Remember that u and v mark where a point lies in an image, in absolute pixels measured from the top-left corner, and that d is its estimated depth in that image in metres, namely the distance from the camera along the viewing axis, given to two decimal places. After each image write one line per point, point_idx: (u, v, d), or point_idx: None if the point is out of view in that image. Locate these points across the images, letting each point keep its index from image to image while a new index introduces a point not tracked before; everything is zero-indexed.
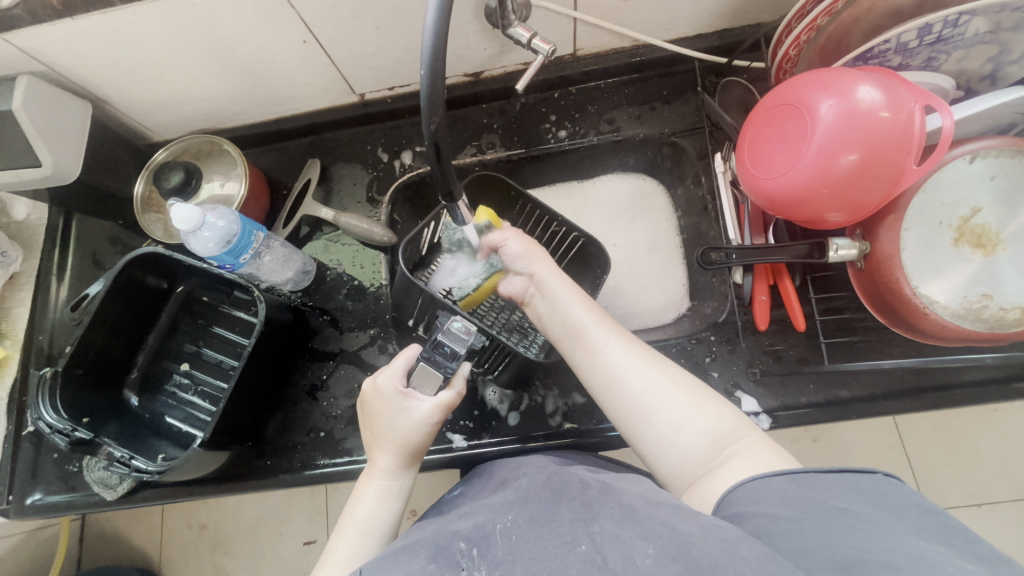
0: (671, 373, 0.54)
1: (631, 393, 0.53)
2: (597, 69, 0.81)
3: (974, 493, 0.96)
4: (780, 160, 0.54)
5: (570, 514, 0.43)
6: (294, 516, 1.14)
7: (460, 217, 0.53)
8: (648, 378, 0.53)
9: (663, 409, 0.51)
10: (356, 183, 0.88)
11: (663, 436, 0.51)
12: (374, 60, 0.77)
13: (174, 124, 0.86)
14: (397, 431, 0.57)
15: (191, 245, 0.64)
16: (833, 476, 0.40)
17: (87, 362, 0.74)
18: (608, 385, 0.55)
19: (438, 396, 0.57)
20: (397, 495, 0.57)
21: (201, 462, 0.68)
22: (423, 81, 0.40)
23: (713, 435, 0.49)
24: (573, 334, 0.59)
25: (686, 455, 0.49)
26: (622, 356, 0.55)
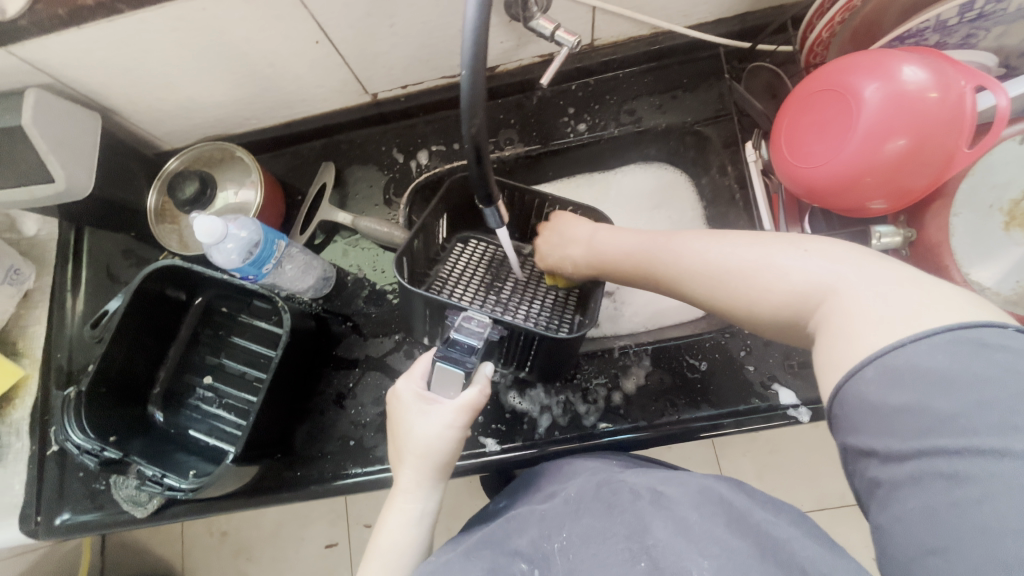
0: (757, 237, 0.50)
1: (709, 278, 0.51)
2: (616, 59, 0.79)
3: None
4: (820, 149, 0.53)
5: (625, 530, 0.44)
6: (316, 520, 1.14)
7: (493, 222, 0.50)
8: (734, 250, 0.50)
9: (749, 280, 0.48)
10: (373, 186, 0.87)
11: (761, 304, 0.48)
12: (387, 59, 0.75)
13: (183, 133, 0.84)
14: (416, 445, 0.52)
15: (213, 257, 0.62)
16: (922, 363, 0.35)
17: (110, 379, 0.72)
18: (691, 278, 0.54)
19: (461, 395, 0.53)
20: (420, 520, 0.52)
21: (236, 477, 0.67)
22: (464, 82, 0.38)
23: (810, 289, 0.44)
24: (646, 252, 0.58)
25: (784, 309, 0.46)
26: (695, 242, 0.54)
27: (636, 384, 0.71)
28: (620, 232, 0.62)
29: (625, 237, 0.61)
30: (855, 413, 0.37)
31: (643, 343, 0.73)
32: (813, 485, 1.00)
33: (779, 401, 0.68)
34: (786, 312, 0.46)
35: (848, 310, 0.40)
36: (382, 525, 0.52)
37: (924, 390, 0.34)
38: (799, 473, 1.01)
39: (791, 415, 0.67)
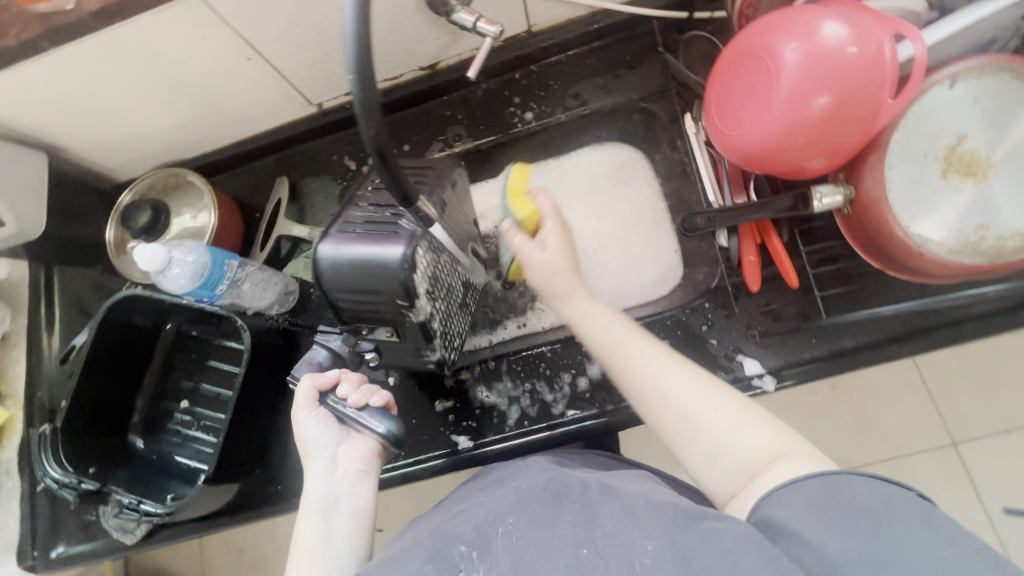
0: (718, 388, 0.51)
1: (671, 415, 0.50)
2: (556, 43, 0.78)
3: (999, 421, 0.97)
4: (748, 114, 0.52)
5: (572, 517, 0.43)
6: None
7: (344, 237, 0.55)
8: (696, 394, 0.50)
9: (712, 430, 0.48)
10: (328, 197, 0.87)
11: (713, 454, 0.48)
12: (324, 67, 0.75)
13: (136, 162, 0.85)
14: (304, 440, 0.61)
15: (165, 285, 0.63)
16: (862, 482, 0.40)
17: (84, 412, 0.73)
18: (642, 392, 0.53)
19: (297, 390, 0.61)
20: (314, 509, 0.56)
21: (213, 496, 0.68)
22: (352, 85, 0.38)
23: (768, 452, 0.46)
24: (610, 352, 0.55)
25: (730, 470, 0.47)
26: (658, 364, 0.53)
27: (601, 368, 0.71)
28: (588, 308, 0.58)
29: (589, 324, 0.58)
30: (783, 502, 0.41)
31: None
32: None
33: (743, 371, 0.67)
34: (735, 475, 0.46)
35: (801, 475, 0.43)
36: (297, 527, 0.56)
37: (844, 503, 0.39)
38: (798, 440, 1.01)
39: (756, 385, 0.66)
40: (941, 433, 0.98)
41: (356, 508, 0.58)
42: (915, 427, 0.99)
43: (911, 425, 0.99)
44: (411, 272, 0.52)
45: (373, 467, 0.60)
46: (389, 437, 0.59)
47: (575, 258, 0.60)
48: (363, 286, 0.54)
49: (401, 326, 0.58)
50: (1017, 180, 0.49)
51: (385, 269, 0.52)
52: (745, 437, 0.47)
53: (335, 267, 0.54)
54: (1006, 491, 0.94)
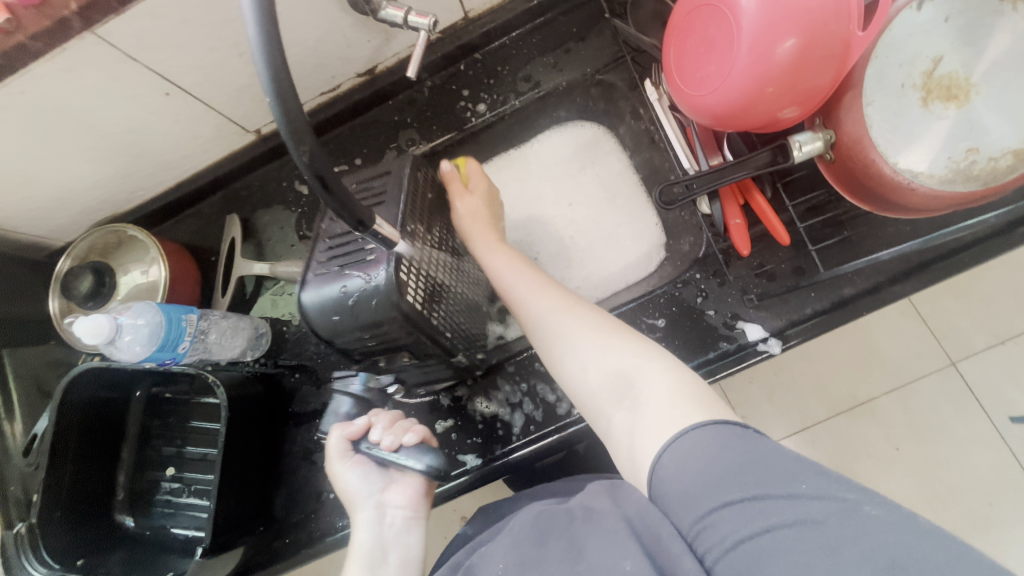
0: (600, 320, 0.53)
1: (547, 332, 0.54)
2: (497, 26, 0.74)
3: (996, 332, 0.97)
4: (712, 71, 0.49)
5: (558, 553, 0.40)
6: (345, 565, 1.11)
7: (323, 282, 0.50)
8: (575, 324, 0.53)
9: (581, 346, 0.51)
10: (284, 227, 0.80)
11: (581, 365, 0.51)
12: (254, 91, 0.69)
13: (72, 224, 0.78)
14: (346, 491, 0.59)
15: (118, 356, 0.58)
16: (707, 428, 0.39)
17: (63, 501, 0.68)
18: (531, 328, 0.57)
19: (330, 442, 0.61)
20: (360, 561, 0.55)
21: (217, 566, 0.63)
22: (273, 108, 0.33)
23: (631, 365, 0.48)
24: (511, 295, 0.59)
25: (606, 385, 0.49)
26: (540, 295, 0.57)
27: None
28: (494, 251, 0.62)
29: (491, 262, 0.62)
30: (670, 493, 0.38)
31: None
32: (822, 395, 0.99)
33: (747, 338, 0.64)
34: (596, 386, 0.50)
35: (657, 382, 0.45)
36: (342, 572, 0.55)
37: (718, 467, 0.36)
38: (807, 387, 1.00)
39: (763, 349, 0.63)
40: (940, 354, 0.98)
41: (406, 558, 0.57)
42: (914, 353, 0.98)
43: (910, 353, 0.99)
44: (403, 292, 0.48)
45: (419, 513, 0.59)
46: (430, 473, 0.57)
47: (491, 215, 0.66)
48: (363, 319, 0.49)
49: (416, 346, 0.54)
50: (1002, 94, 0.46)
51: (379, 299, 0.48)
52: (612, 357, 0.49)
53: (323, 311, 0.50)
54: (1012, 400, 0.95)
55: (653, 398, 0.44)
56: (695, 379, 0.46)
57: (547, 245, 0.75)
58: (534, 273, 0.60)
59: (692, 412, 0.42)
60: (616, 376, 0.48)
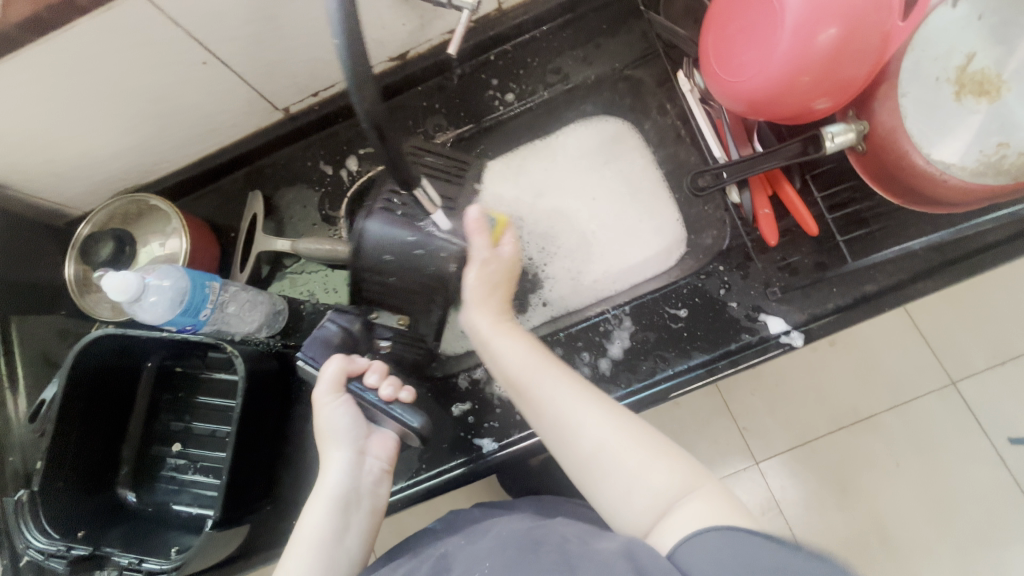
0: (625, 427, 0.49)
1: (585, 449, 0.49)
2: (530, 18, 0.75)
3: (996, 352, 0.98)
4: (751, 57, 0.50)
5: (548, 563, 0.42)
6: None
7: (387, 219, 0.59)
8: (602, 436, 0.49)
9: (624, 474, 0.47)
10: (307, 205, 0.80)
11: (621, 494, 0.47)
12: (287, 67, 0.70)
13: (91, 193, 0.78)
14: (327, 428, 0.55)
15: (140, 317, 0.57)
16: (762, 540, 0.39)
17: (66, 472, 0.66)
18: (551, 434, 0.51)
19: (324, 370, 0.55)
20: (327, 497, 0.53)
21: (223, 542, 0.61)
22: (340, 51, 0.34)
23: (667, 491, 0.46)
24: (524, 394, 0.53)
25: (642, 512, 0.46)
26: (570, 400, 0.51)
27: (622, 347, 0.68)
28: (502, 336, 0.56)
29: (501, 354, 0.55)
30: (697, 558, 0.39)
31: (621, 304, 0.70)
32: (828, 405, 0.99)
33: (769, 330, 0.65)
34: (642, 513, 0.46)
35: (705, 501, 0.45)
36: (304, 509, 0.53)
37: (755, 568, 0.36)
38: (813, 396, 1.00)
39: (784, 342, 0.64)
40: (942, 373, 0.98)
41: (370, 504, 0.55)
42: (916, 369, 0.99)
43: (912, 368, 0.99)
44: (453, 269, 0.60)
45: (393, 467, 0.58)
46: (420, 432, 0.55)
47: (519, 267, 0.62)
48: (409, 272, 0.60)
49: (422, 319, 0.64)
50: None
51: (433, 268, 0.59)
52: (647, 486, 0.46)
53: (378, 242, 0.59)
54: (1010, 419, 0.95)
55: (689, 519, 0.43)
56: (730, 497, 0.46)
57: (568, 235, 0.76)
58: (550, 361, 0.54)
59: (717, 524, 0.42)
60: (654, 506, 0.46)
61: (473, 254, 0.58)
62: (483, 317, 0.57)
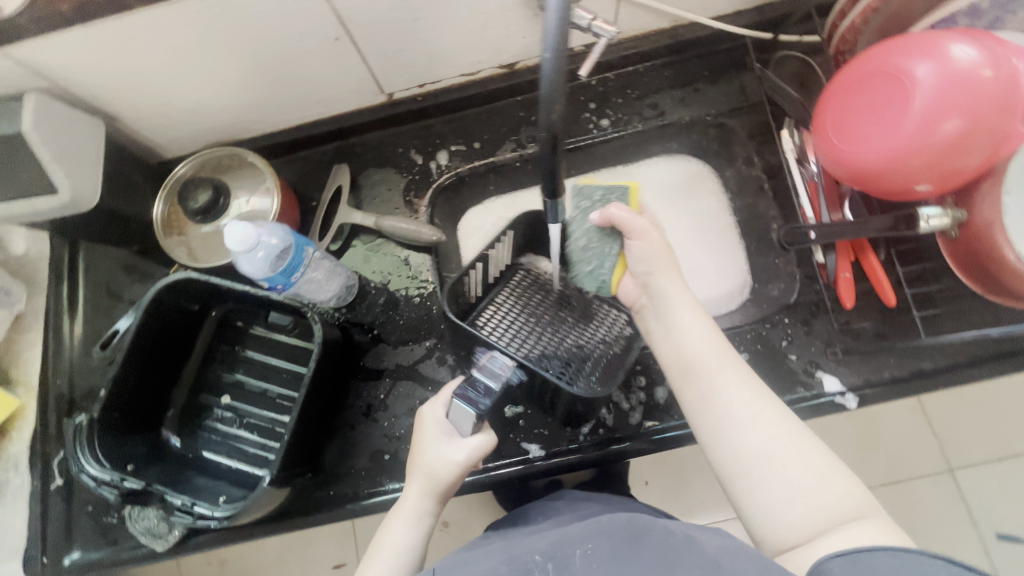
0: (801, 435, 0.49)
1: (749, 444, 0.48)
2: (637, 53, 0.79)
3: (997, 449, 0.99)
4: (870, 131, 0.54)
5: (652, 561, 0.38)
6: (318, 542, 1.08)
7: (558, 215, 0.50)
8: (775, 440, 0.48)
9: (791, 481, 0.46)
10: (391, 189, 0.83)
11: (783, 500, 0.46)
12: (407, 56, 0.72)
13: (188, 139, 0.79)
14: (432, 473, 0.55)
15: (241, 266, 0.60)
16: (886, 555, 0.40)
17: (122, 403, 0.67)
18: (708, 415, 0.51)
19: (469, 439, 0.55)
20: (415, 523, 0.55)
21: (268, 499, 0.63)
22: (547, 64, 0.37)
23: (840, 508, 0.45)
24: (687, 372, 0.53)
25: (808, 525, 0.45)
26: (738, 400, 0.50)
27: None
28: (685, 311, 0.55)
29: (683, 330, 0.55)
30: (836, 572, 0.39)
31: None
32: None
33: (824, 388, 0.67)
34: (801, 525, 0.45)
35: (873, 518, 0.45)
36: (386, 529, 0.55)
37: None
38: None
39: (838, 401, 0.66)
40: (941, 459, 0.99)
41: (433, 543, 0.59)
42: (916, 452, 1.00)
43: (909, 449, 1.01)
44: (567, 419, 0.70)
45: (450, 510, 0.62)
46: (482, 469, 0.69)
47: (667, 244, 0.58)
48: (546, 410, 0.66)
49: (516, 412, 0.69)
50: None
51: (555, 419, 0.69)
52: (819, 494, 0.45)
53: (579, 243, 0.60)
54: (1001, 516, 0.97)
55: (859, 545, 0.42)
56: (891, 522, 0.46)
57: None
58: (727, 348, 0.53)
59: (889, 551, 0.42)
60: (822, 520, 0.45)
61: (637, 228, 0.54)
62: (667, 278, 0.56)
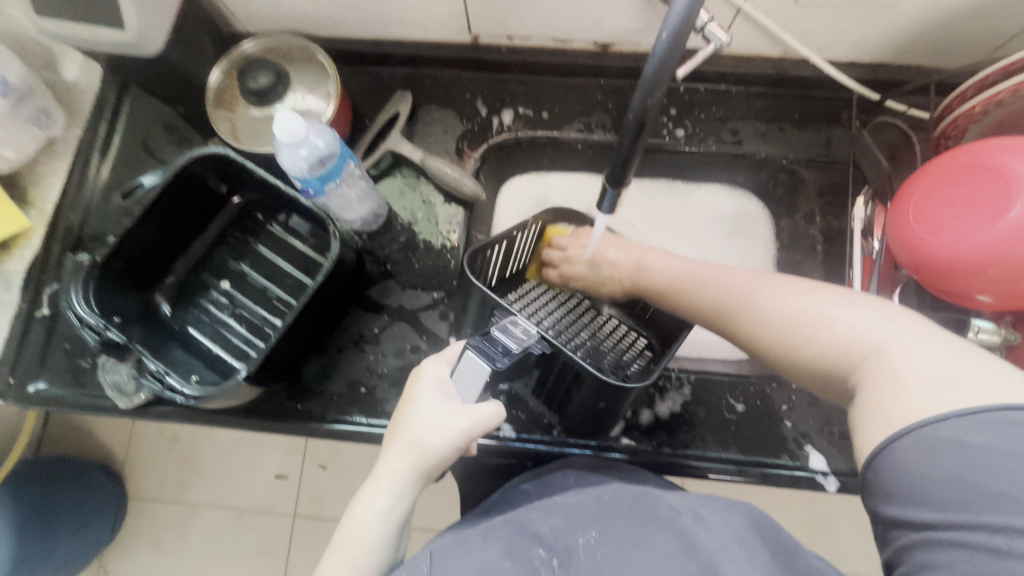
0: (817, 288, 0.49)
1: (752, 316, 0.51)
2: (736, 73, 0.75)
3: None
4: (952, 226, 0.52)
5: (665, 546, 0.40)
6: (265, 451, 1.09)
7: (608, 204, 0.48)
8: (784, 297, 0.50)
9: (811, 326, 0.46)
10: (446, 132, 0.80)
11: (814, 344, 0.46)
12: (506, 3, 0.69)
13: (263, 19, 0.77)
14: (417, 443, 0.49)
15: (280, 157, 0.59)
16: (904, 443, 0.37)
17: (126, 257, 0.67)
18: (710, 302, 0.56)
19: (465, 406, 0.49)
20: (386, 517, 0.48)
21: (236, 394, 0.62)
22: (660, 45, 0.35)
23: (870, 341, 0.43)
24: (675, 284, 0.61)
25: (841, 356, 0.44)
26: (739, 280, 0.55)
27: (670, 409, 0.68)
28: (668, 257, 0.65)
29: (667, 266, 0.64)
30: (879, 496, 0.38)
31: (687, 370, 0.70)
32: None
33: (809, 463, 0.66)
34: (827, 385, 0.46)
35: (897, 370, 0.40)
36: (357, 497, 0.50)
37: (926, 491, 0.35)
38: None
39: (818, 481, 0.65)
40: None
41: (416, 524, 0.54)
42: None
43: None
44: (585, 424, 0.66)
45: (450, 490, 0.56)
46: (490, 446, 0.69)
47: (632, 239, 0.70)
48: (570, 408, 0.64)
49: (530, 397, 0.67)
50: None
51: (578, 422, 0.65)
52: (845, 329, 0.44)
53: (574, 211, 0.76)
54: None
55: (891, 372, 0.40)
56: (950, 367, 0.38)
57: None
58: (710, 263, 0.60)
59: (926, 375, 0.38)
60: (857, 350, 0.43)
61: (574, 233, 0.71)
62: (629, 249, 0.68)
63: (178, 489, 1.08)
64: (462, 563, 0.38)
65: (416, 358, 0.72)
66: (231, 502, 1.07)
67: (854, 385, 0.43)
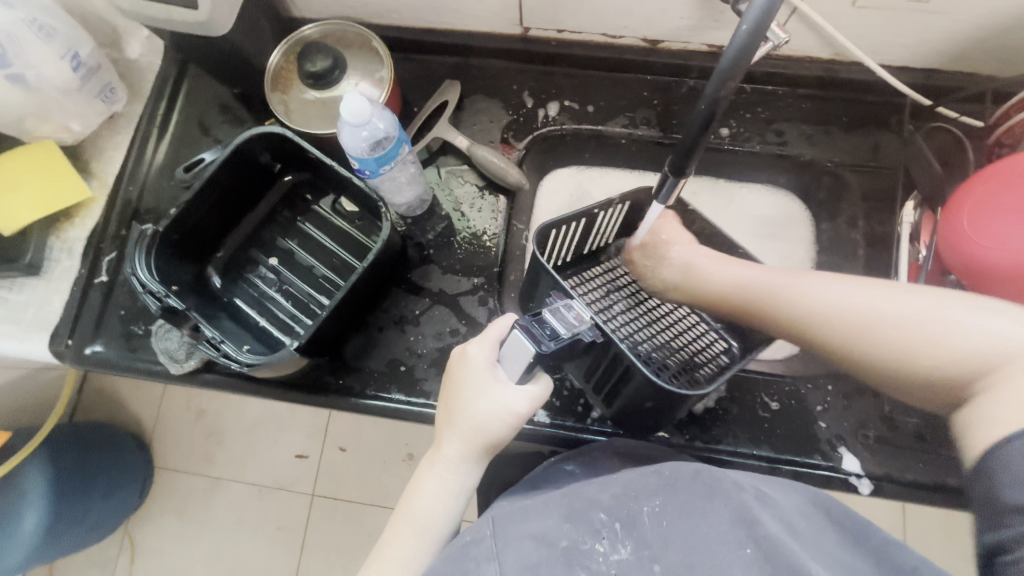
0: (919, 293, 0.47)
1: (839, 329, 0.50)
2: (784, 74, 0.75)
3: None
4: (1007, 231, 0.52)
5: (728, 513, 0.41)
6: (294, 428, 1.12)
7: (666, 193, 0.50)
8: (878, 307, 0.48)
9: (917, 336, 0.45)
10: (492, 121, 0.82)
11: (922, 358, 0.45)
12: None
13: (321, 4, 0.79)
14: (477, 427, 0.52)
15: (341, 138, 0.61)
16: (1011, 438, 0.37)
17: (183, 229, 0.69)
18: (786, 311, 0.54)
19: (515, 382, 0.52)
20: (457, 494, 0.52)
21: (286, 364, 0.65)
22: (738, 37, 0.36)
23: (994, 349, 0.41)
24: (739, 293, 0.59)
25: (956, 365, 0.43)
26: (818, 288, 0.53)
27: (704, 404, 0.69)
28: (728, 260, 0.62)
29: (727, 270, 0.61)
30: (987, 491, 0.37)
31: None
32: None
33: (843, 465, 0.66)
34: (928, 393, 0.46)
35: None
36: (420, 481, 0.53)
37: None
38: None
39: (852, 483, 0.65)
40: None
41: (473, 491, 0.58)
42: None
43: None
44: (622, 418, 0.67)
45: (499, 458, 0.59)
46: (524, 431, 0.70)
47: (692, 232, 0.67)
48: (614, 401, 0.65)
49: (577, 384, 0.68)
50: None
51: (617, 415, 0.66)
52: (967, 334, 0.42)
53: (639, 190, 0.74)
54: None
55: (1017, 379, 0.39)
56: None
57: None
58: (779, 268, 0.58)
59: None
60: (976, 358, 0.42)
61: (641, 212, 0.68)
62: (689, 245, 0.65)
63: (209, 461, 1.12)
64: (524, 525, 0.43)
65: (454, 341, 0.74)
66: (260, 476, 1.11)
67: (974, 393, 0.42)
